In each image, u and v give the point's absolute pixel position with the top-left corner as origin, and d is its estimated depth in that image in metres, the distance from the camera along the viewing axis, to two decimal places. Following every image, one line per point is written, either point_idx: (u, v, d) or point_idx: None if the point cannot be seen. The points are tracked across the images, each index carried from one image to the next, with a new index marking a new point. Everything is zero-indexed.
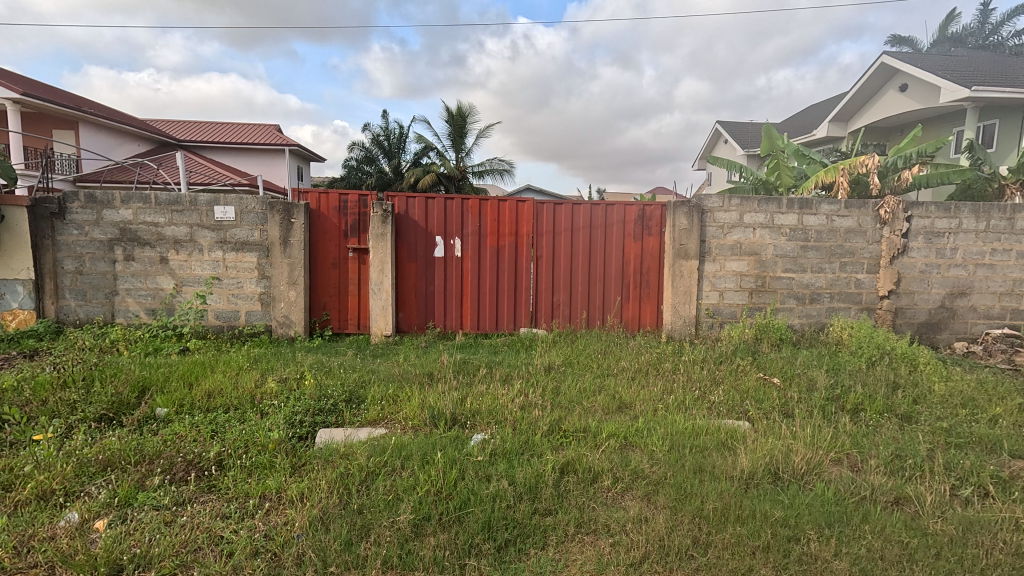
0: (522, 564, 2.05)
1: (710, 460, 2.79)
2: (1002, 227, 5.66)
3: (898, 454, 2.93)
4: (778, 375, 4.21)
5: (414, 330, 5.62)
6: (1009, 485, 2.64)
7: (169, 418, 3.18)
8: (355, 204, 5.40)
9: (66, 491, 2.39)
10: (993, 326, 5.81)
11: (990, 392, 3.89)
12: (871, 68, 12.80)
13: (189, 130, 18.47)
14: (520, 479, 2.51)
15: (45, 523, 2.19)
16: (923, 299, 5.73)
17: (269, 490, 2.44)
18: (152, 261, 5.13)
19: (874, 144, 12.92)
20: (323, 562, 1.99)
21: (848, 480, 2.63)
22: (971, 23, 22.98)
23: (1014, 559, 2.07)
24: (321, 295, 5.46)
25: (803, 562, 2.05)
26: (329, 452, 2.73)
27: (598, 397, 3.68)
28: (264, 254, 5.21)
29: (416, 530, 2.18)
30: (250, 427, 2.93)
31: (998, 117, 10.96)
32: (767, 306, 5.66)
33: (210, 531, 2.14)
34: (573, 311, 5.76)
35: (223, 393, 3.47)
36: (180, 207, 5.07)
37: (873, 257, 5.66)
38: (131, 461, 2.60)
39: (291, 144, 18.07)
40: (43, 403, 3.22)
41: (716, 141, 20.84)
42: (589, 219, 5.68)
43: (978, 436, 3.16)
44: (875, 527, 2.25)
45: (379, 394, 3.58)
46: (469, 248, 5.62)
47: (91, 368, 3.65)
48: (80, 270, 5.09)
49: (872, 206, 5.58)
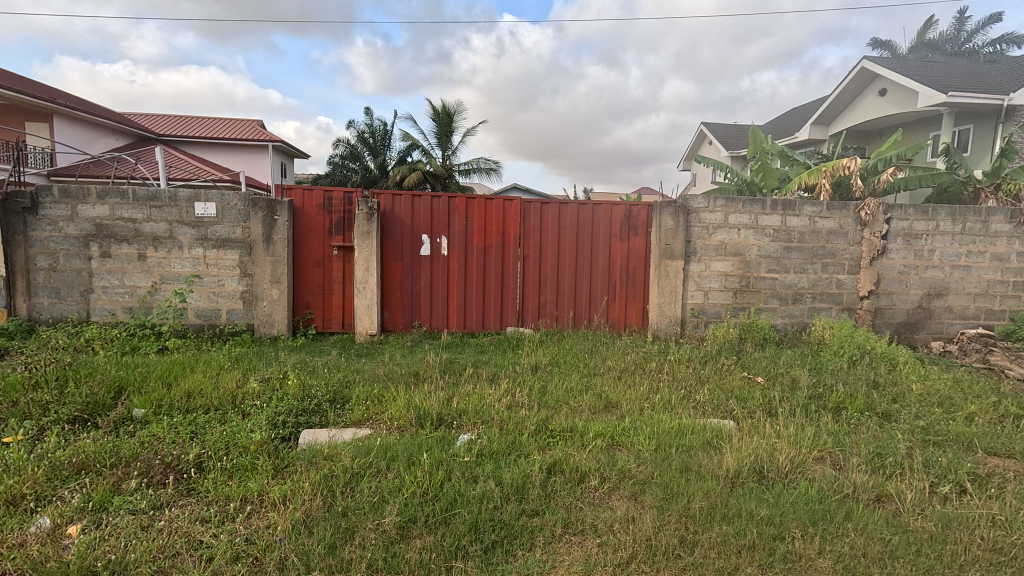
0: (509, 565, 2.03)
1: (696, 459, 2.80)
2: (977, 230, 5.79)
3: (879, 452, 2.97)
4: (762, 374, 4.26)
5: (399, 329, 5.56)
6: (986, 483, 2.69)
7: (147, 419, 3.10)
8: (340, 201, 5.32)
9: (37, 496, 2.30)
10: (967, 325, 5.96)
11: (966, 390, 3.99)
12: (851, 72, 13.05)
13: (168, 124, 18.11)
14: (507, 480, 2.50)
15: (13, 529, 2.11)
16: (901, 299, 5.85)
17: (251, 493, 2.38)
18: (129, 258, 4.99)
19: (855, 149, 13.20)
20: (305, 565, 1.95)
21: (832, 479, 2.66)
22: (947, 30, 23.57)
23: (991, 555, 2.11)
24: (305, 293, 5.38)
25: (788, 561, 2.06)
26: (312, 453, 2.69)
27: (584, 397, 3.68)
28: (246, 252, 5.11)
29: (402, 533, 2.15)
30: (231, 428, 2.89)
31: (972, 123, 11.28)
32: (751, 306, 5.72)
33: (189, 536, 2.08)
34: (560, 311, 5.75)
35: (203, 393, 3.39)
36: (160, 202, 4.95)
37: (853, 258, 5.75)
38: (107, 464, 2.53)
39: (275, 140, 17.86)
40: (14, 404, 3.11)
41: (700, 143, 21.10)
42: (576, 218, 5.67)
43: (955, 434, 3.22)
44: (858, 525, 2.28)
45: (363, 394, 3.53)
46: (455, 247, 5.59)
47: (65, 368, 3.55)
48: (54, 267, 4.94)
49: (852, 209, 5.68)
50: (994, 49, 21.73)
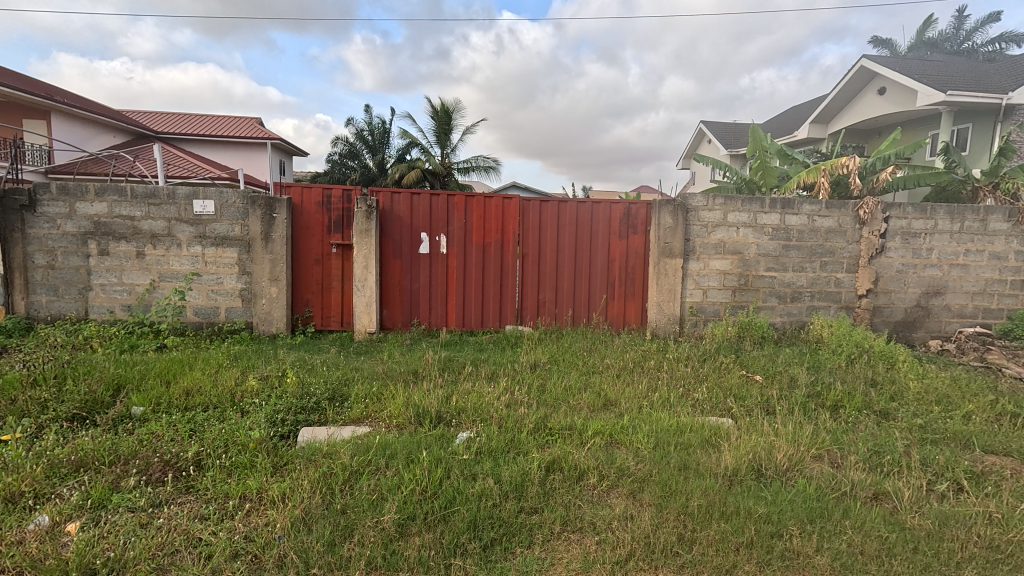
0: (508, 563, 2.03)
1: (695, 457, 2.81)
2: (975, 229, 5.81)
3: (877, 450, 2.98)
4: (760, 372, 4.27)
5: (398, 327, 5.57)
6: (983, 481, 2.70)
7: (145, 417, 3.09)
8: (339, 199, 5.32)
9: (35, 494, 2.30)
10: (965, 324, 5.97)
11: (964, 389, 3.99)
12: (850, 71, 13.05)
13: (166, 122, 18.06)
14: (506, 478, 2.50)
15: (12, 527, 2.10)
16: (899, 298, 5.86)
17: (250, 491, 2.38)
18: (127, 256, 4.99)
19: (854, 147, 13.19)
20: (304, 563, 1.95)
21: (830, 477, 2.67)
22: (947, 29, 23.56)
23: (988, 552, 2.12)
24: (304, 291, 5.38)
25: (785, 558, 2.07)
26: (312, 451, 2.68)
27: (582, 395, 3.68)
28: (244, 250, 5.10)
29: (401, 530, 2.15)
30: (229, 426, 2.89)
31: (971, 121, 11.28)
32: (749, 305, 5.72)
33: (188, 533, 2.08)
34: (559, 309, 5.76)
35: (202, 391, 3.39)
36: (158, 200, 4.94)
37: (852, 257, 5.76)
38: (105, 462, 2.53)
39: (274, 138, 17.83)
40: (12, 402, 3.11)
41: (700, 141, 21.08)
42: (575, 217, 5.67)
43: (953, 432, 3.23)
44: (855, 523, 2.29)
45: (362, 392, 3.53)
46: (455, 245, 5.59)
47: (63, 366, 3.55)
48: (51, 264, 4.93)
49: (851, 207, 5.69)
50: (993, 47, 21.72)
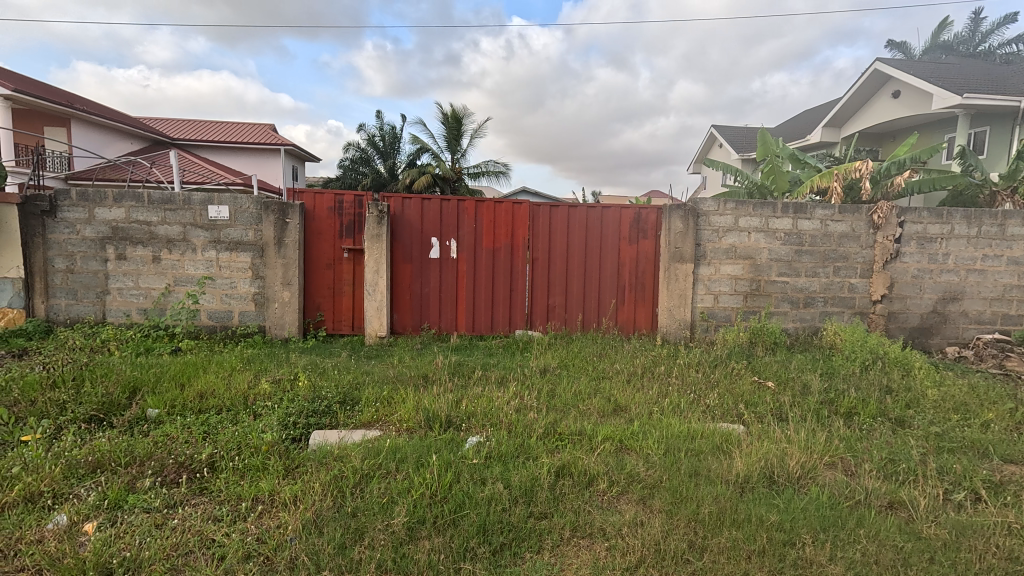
0: (517, 568, 2.03)
1: (706, 463, 2.79)
2: (993, 233, 5.70)
3: (892, 457, 2.94)
4: (773, 379, 4.23)
5: (409, 331, 5.60)
6: (1001, 491, 2.65)
7: (160, 419, 3.14)
8: (351, 205, 5.38)
9: (54, 494, 2.35)
10: (983, 330, 5.86)
11: (982, 397, 3.91)
12: (864, 74, 12.92)
13: (182, 129, 18.38)
14: (515, 483, 2.50)
15: (32, 526, 2.15)
16: (915, 304, 5.77)
17: (262, 493, 2.41)
18: (143, 261, 5.08)
19: (869, 151, 13.05)
20: (315, 565, 1.97)
21: (844, 485, 2.64)
22: (963, 31, 23.27)
23: (1007, 563, 2.08)
24: (315, 295, 5.43)
25: (798, 566, 2.05)
26: (323, 454, 2.71)
27: (592, 401, 3.67)
28: (258, 254, 5.17)
29: (411, 534, 2.16)
30: (242, 429, 2.93)
31: (988, 124, 11.15)
32: (761, 310, 5.68)
33: (202, 534, 2.11)
34: (569, 314, 5.75)
35: (216, 393, 3.44)
36: (174, 205, 5.02)
37: (866, 262, 5.69)
38: (121, 463, 2.57)
39: (287, 144, 18.06)
40: (32, 403, 3.18)
41: (712, 146, 20.97)
42: (584, 222, 5.68)
43: (970, 441, 3.17)
44: (869, 531, 2.26)
45: (373, 396, 3.56)
46: (464, 250, 5.61)
47: (81, 368, 3.62)
48: (71, 269, 5.04)
49: (865, 212, 5.62)
50: (1011, 49, 21.39)
